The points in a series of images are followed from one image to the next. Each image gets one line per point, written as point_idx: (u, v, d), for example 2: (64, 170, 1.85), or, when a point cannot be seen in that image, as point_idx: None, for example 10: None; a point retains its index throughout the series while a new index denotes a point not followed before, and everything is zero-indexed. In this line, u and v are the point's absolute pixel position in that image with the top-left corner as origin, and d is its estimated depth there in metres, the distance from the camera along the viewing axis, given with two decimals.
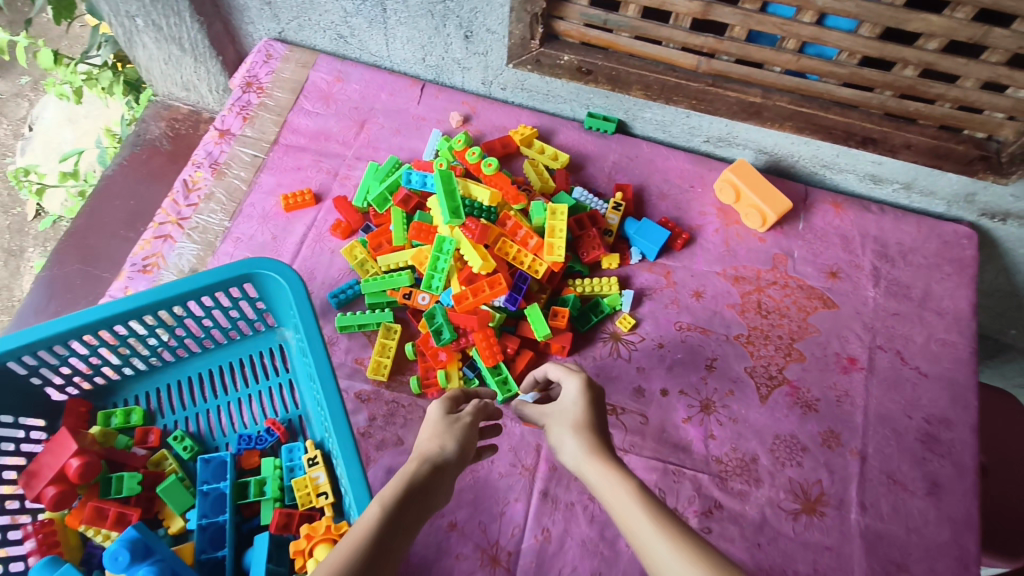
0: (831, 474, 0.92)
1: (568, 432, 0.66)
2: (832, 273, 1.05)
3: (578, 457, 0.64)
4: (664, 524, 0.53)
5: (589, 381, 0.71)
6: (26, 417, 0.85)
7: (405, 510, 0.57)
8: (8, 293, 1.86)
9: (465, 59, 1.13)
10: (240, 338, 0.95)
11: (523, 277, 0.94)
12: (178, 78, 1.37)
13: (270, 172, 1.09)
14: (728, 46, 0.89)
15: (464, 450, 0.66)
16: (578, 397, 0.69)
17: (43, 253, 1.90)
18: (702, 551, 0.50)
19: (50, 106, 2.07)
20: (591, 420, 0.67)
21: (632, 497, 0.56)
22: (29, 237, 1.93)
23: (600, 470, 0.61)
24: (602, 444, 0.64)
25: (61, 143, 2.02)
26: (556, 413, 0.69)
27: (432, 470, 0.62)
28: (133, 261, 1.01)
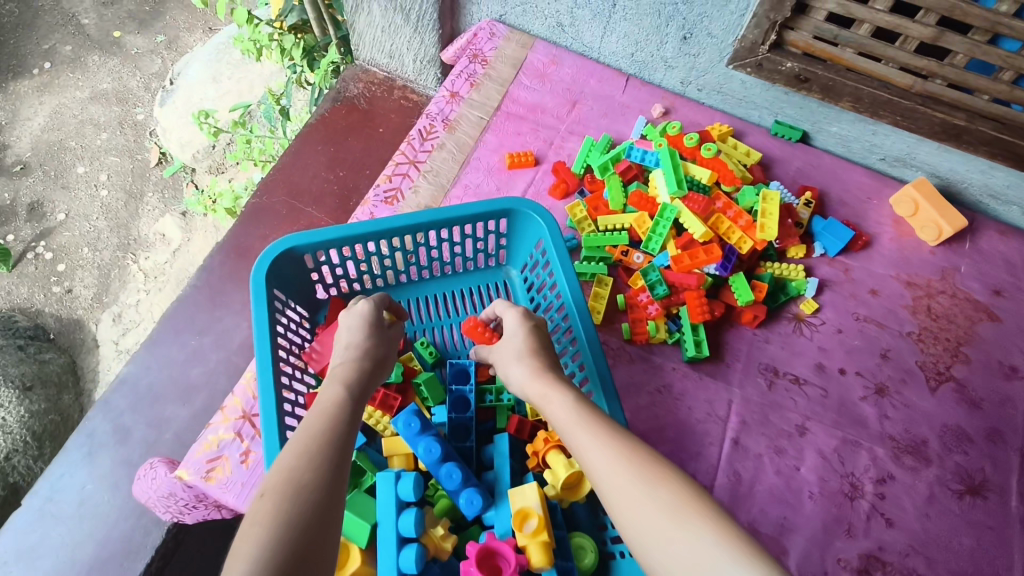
0: (995, 465, 1.01)
1: (516, 362, 0.82)
2: (997, 291, 1.14)
3: (525, 379, 0.80)
4: (601, 437, 0.68)
5: (528, 314, 0.88)
6: (297, 305, 0.97)
7: (356, 403, 0.72)
8: (126, 233, 2.01)
9: (673, 59, 1.26)
10: (473, 269, 1.07)
11: (732, 250, 1.05)
12: (387, 45, 1.52)
13: (493, 133, 1.23)
14: (947, 71, 1.00)
15: (387, 343, 0.83)
16: (522, 329, 0.85)
17: (163, 199, 2.05)
18: (635, 453, 0.65)
19: (195, 65, 2.20)
20: (534, 345, 0.83)
21: (574, 412, 0.72)
22: (150, 182, 2.08)
23: (543, 390, 0.77)
24: (543, 365, 0.80)
25: (203, 99, 2.14)
26: (506, 342, 0.86)
27: (365, 369, 0.77)
28: (377, 192, 1.15)
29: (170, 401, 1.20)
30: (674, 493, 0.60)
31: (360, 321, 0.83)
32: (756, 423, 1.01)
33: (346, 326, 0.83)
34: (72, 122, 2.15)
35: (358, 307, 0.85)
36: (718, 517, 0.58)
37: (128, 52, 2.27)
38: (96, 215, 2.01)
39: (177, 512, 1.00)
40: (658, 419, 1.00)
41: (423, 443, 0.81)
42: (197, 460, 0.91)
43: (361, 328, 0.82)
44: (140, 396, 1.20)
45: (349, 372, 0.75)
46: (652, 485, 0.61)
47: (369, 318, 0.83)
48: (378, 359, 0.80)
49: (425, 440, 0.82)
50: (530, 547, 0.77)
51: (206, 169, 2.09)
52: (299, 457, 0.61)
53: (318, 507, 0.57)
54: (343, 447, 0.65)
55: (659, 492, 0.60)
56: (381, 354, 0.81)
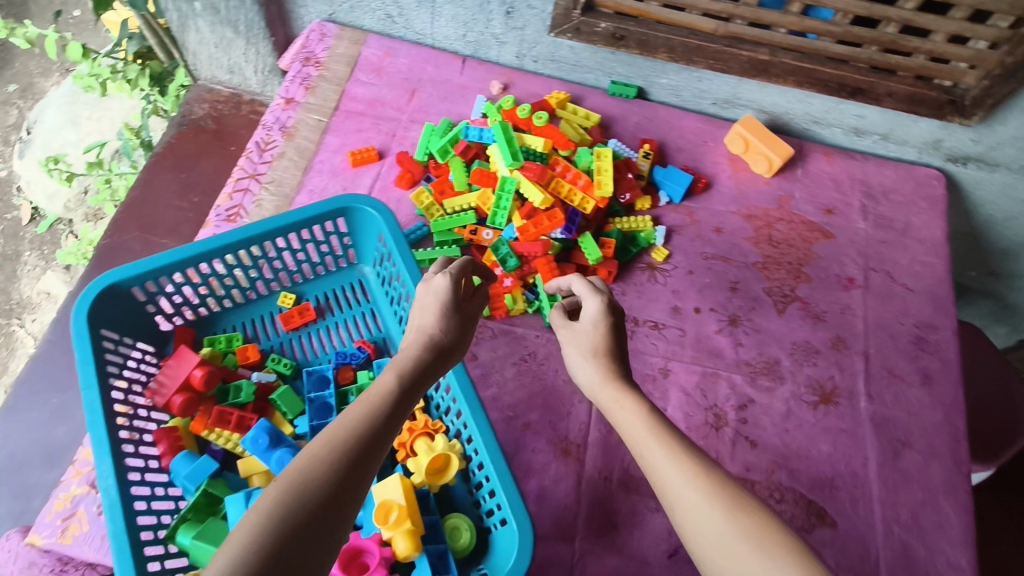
0: (841, 370, 1.09)
1: (583, 359, 0.79)
2: (829, 210, 1.22)
3: (595, 381, 0.77)
4: (676, 452, 0.65)
5: (609, 304, 0.81)
6: (139, 341, 0.95)
7: (407, 399, 0.64)
8: (6, 297, 1.88)
9: (503, 34, 1.27)
10: (325, 274, 1.06)
11: (575, 212, 1.08)
12: (224, 61, 1.48)
13: (334, 133, 1.21)
14: (743, 11, 1.05)
15: (459, 326, 0.75)
16: (600, 322, 0.79)
17: (41, 256, 1.93)
18: (715, 476, 0.62)
19: (50, 110, 2.07)
20: (611, 343, 0.79)
21: (643, 423, 0.69)
22: (24, 241, 1.96)
23: (614, 394, 0.74)
24: (616, 366, 0.77)
25: (63, 144, 2.02)
26: (579, 331, 0.81)
27: (426, 359, 0.69)
28: (218, 212, 1.12)
29: (37, 466, 1.13)
30: (760, 525, 0.58)
31: (437, 299, 0.75)
32: None
33: (422, 302, 0.76)
34: None
35: (438, 286, 0.76)
36: (803, 554, 0.56)
37: None
38: None
39: None
40: (526, 388, 1.03)
41: (276, 457, 0.81)
42: (50, 521, 0.89)
43: (436, 312, 0.74)
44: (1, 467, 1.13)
45: (409, 362, 0.68)
46: (734, 515, 0.59)
47: (448, 300, 0.75)
48: (446, 350, 0.72)
49: (279, 453, 0.82)
50: (396, 537, 0.78)
51: (83, 218, 1.99)
52: (321, 445, 0.56)
53: (329, 499, 0.53)
54: (377, 447, 0.59)
55: (743, 523, 0.58)
56: (450, 345, 0.73)
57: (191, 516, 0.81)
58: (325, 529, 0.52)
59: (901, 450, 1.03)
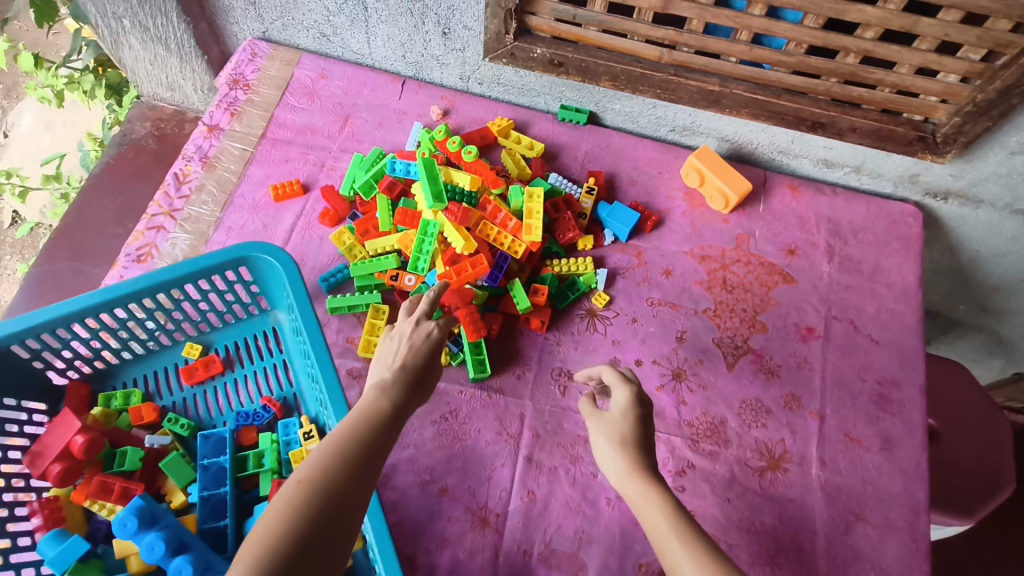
0: (793, 433, 0.99)
1: (609, 450, 0.74)
2: (791, 250, 1.12)
3: (620, 473, 0.71)
4: (701, 559, 0.59)
5: (638, 396, 0.77)
6: (28, 401, 0.89)
7: (394, 425, 0.66)
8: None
9: (443, 56, 1.18)
10: (234, 322, 0.99)
11: (504, 256, 1.00)
12: (163, 78, 1.41)
13: (259, 164, 1.14)
14: (687, 38, 0.95)
15: (429, 356, 0.75)
16: (629, 413, 0.75)
17: (22, 261, 1.88)
18: None
19: (28, 113, 2.05)
20: (638, 434, 0.74)
21: (666, 523, 0.63)
22: (7, 245, 1.91)
23: (638, 487, 0.68)
24: (644, 460, 0.72)
25: (38, 149, 2.00)
26: (607, 420, 0.76)
27: (408, 389, 0.69)
28: (128, 251, 1.05)
29: None
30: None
31: (419, 334, 0.75)
32: (550, 435, 0.97)
33: (397, 334, 0.76)
34: None
35: (424, 328, 0.76)
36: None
37: None
38: None
39: None
40: (445, 449, 0.95)
41: (146, 540, 0.75)
42: None
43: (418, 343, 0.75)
44: None
45: (399, 388, 0.69)
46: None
47: (435, 340, 0.75)
48: (420, 379, 0.72)
49: (149, 535, 0.76)
50: None
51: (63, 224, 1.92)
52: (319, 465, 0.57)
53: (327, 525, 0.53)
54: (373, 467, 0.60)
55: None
56: (422, 374, 0.73)
57: None
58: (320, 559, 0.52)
59: (854, 524, 0.94)
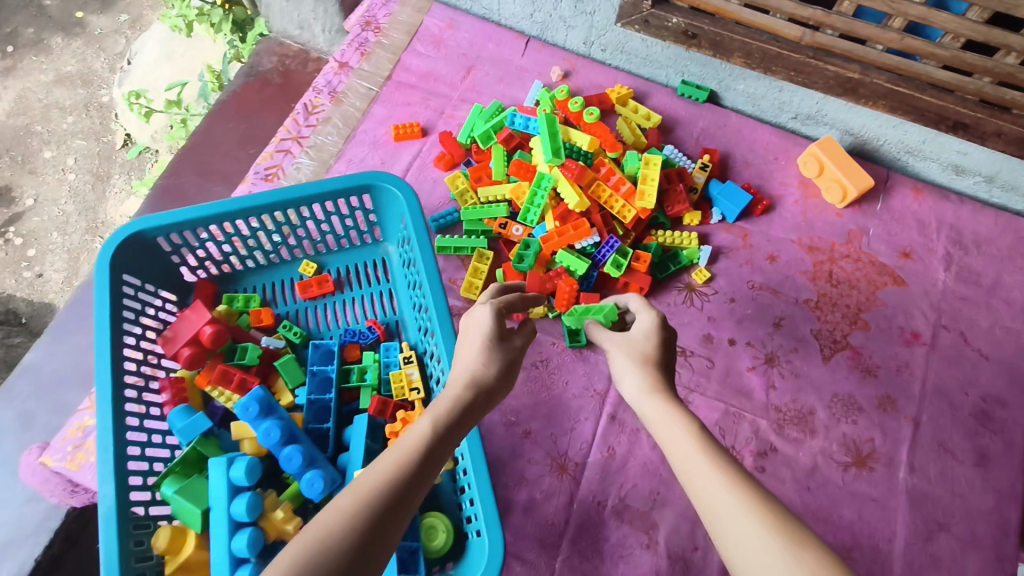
0: (884, 434, 0.97)
1: (626, 370, 0.71)
2: (905, 253, 1.09)
3: (639, 393, 0.68)
4: (729, 478, 0.54)
5: (663, 322, 0.75)
6: (163, 290, 0.96)
7: (443, 449, 0.58)
8: (93, 216, 2.01)
9: (571, 18, 1.19)
10: (348, 247, 1.04)
11: (613, 244, 1.01)
12: (295, 15, 1.50)
13: (382, 104, 1.18)
14: (835, 20, 0.93)
15: (504, 369, 0.69)
16: (653, 334, 0.73)
17: (129, 181, 2.04)
18: (765, 503, 0.51)
19: (149, 44, 2.15)
20: (661, 357, 0.71)
21: (690, 439, 0.59)
22: (116, 164, 2.07)
23: (660, 407, 0.64)
24: (660, 380, 0.68)
25: (157, 80, 2.06)
26: (628, 340, 0.74)
27: (467, 399, 0.64)
28: (257, 169, 1.13)
29: (74, 388, 1.23)
30: (824, 566, 0.46)
31: (483, 335, 0.71)
32: None
33: (467, 339, 0.72)
34: (37, 106, 2.13)
35: (481, 316, 0.73)
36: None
37: (92, 33, 2.24)
38: (64, 198, 2.01)
39: (62, 495, 1.03)
40: (533, 395, 0.97)
41: (263, 426, 0.80)
42: (62, 448, 0.94)
43: (479, 348, 0.70)
44: (43, 382, 1.23)
45: (447, 407, 0.62)
46: (794, 552, 0.47)
47: (491, 335, 0.71)
48: (491, 391, 0.67)
49: (267, 423, 0.81)
50: None
51: (166, 150, 2.05)
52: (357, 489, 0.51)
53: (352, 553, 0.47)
54: (417, 491, 0.54)
55: (805, 560, 0.46)
56: (496, 383, 0.67)
57: (178, 469, 0.81)
58: None
59: (936, 533, 0.91)
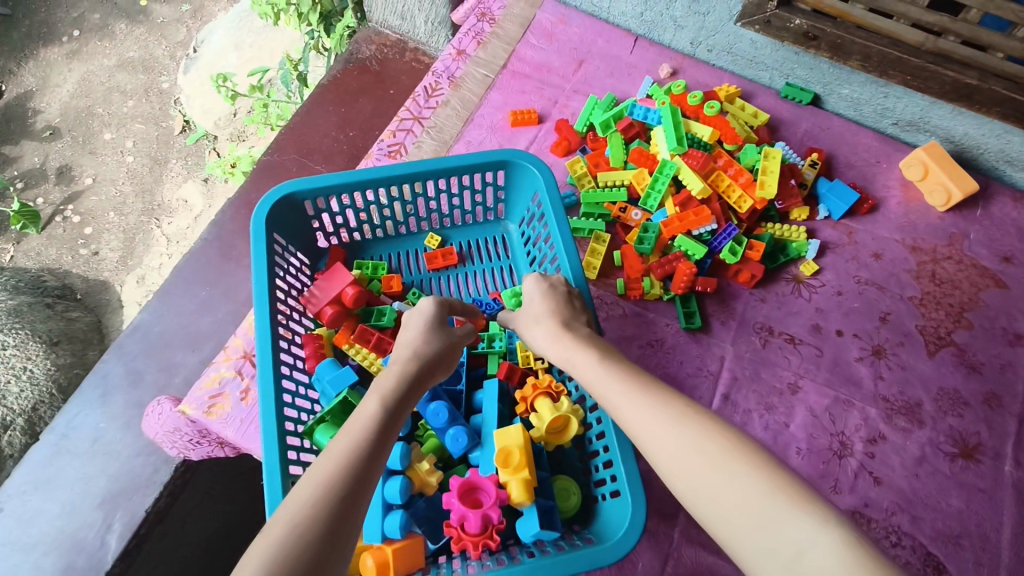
0: (990, 429, 1.00)
1: (535, 324, 0.83)
2: (1006, 258, 1.12)
3: (548, 341, 0.80)
4: (636, 391, 0.67)
5: (546, 279, 0.86)
6: (300, 252, 1.00)
7: (394, 419, 0.66)
8: (150, 198, 2.03)
9: (682, 18, 1.24)
10: (472, 223, 1.09)
11: (730, 232, 1.05)
12: (399, 6, 1.54)
13: (498, 91, 1.23)
14: (959, 27, 0.98)
15: (444, 349, 0.78)
16: (540, 293, 0.84)
17: (186, 166, 2.05)
18: (667, 401, 0.65)
19: (217, 33, 2.18)
20: (552, 306, 0.83)
21: (599, 368, 0.72)
22: (173, 150, 2.09)
23: (567, 348, 0.77)
24: (569, 324, 0.80)
25: (225, 67, 2.12)
26: (527, 308, 0.86)
27: (411, 373, 0.72)
28: (381, 146, 1.18)
29: (182, 347, 1.23)
30: (716, 441, 0.58)
31: (423, 320, 0.80)
32: (748, 380, 1.01)
33: (409, 324, 0.81)
34: (101, 89, 2.18)
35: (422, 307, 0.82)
36: (762, 463, 0.55)
37: (153, 22, 2.28)
38: (122, 180, 2.04)
39: (182, 447, 1.05)
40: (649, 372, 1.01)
41: None
42: (199, 396, 0.97)
43: (419, 328, 0.79)
44: (152, 342, 1.24)
45: (390, 383, 0.69)
46: (693, 438, 0.59)
47: (432, 319, 0.80)
48: (434, 364, 0.76)
49: None
50: (511, 483, 0.79)
51: (227, 136, 2.08)
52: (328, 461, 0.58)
53: (335, 509, 0.53)
54: (379, 459, 0.61)
55: (697, 439, 0.59)
56: (435, 359, 0.76)
57: (328, 419, 0.84)
58: (337, 542, 0.52)
59: None
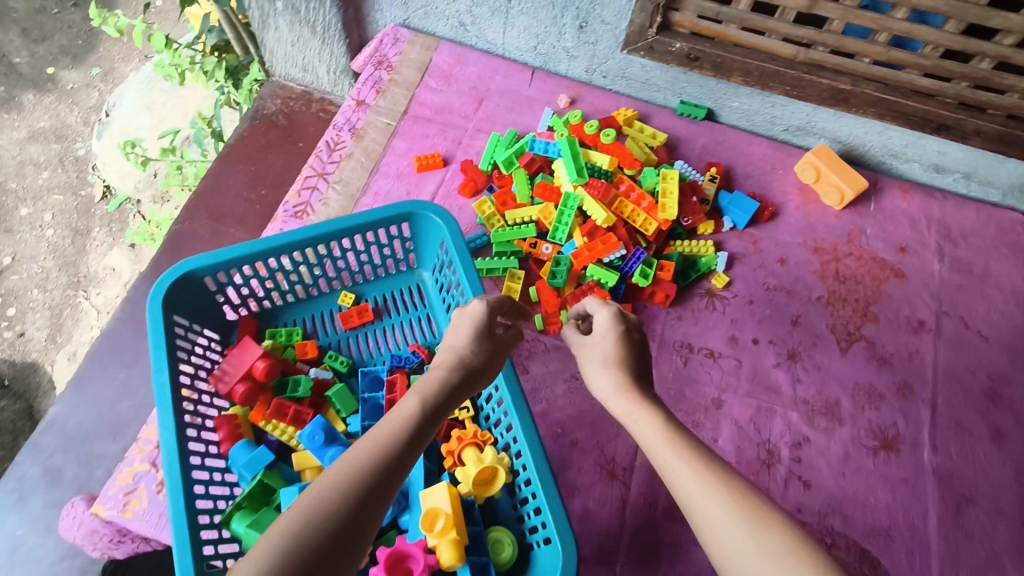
0: (906, 418, 1.04)
1: (599, 368, 0.80)
2: (902, 249, 1.18)
3: (608, 390, 0.77)
4: (693, 462, 0.64)
5: (619, 315, 0.85)
6: (206, 329, 0.97)
7: (430, 422, 0.67)
8: (75, 270, 1.95)
9: (574, 48, 1.26)
10: (385, 276, 1.07)
11: (639, 255, 1.06)
12: (299, 59, 1.52)
13: (402, 138, 1.23)
14: (827, 38, 1.01)
15: (486, 354, 0.79)
16: (609, 332, 0.83)
17: (110, 233, 1.99)
18: (734, 486, 0.61)
19: (127, 95, 2.11)
20: (619, 352, 0.80)
21: (662, 434, 0.69)
22: (95, 218, 2.02)
23: (626, 406, 0.74)
24: (630, 378, 0.78)
25: (138, 130, 2.04)
26: (593, 344, 0.84)
27: (452, 382, 0.73)
28: (287, 207, 1.15)
29: (103, 437, 1.17)
30: (787, 542, 0.56)
31: (471, 325, 0.80)
32: (673, 401, 1.03)
33: (456, 326, 0.81)
34: (12, 163, 2.07)
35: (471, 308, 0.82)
36: (835, 573, 0.53)
37: (64, 88, 2.19)
38: (44, 255, 1.95)
39: (104, 548, 0.99)
40: (576, 405, 1.01)
41: (330, 454, 0.83)
42: (113, 495, 0.92)
43: (469, 333, 0.79)
44: (70, 436, 1.17)
45: (432, 390, 0.70)
46: (761, 533, 0.57)
47: (481, 324, 0.80)
48: (474, 372, 0.76)
49: (333, 450, 0.84)
50: (440, 546, 0.78)
51: (150, 198, 2.03)
52: (357, 457, 0.59)
53: (349, 510, 0.55)
54: (408, 459, 0.62)
55: (764, 538, 0.56)
56: (478, 368, 0.77)
57: (246, 504, 0.81)
58: (344, 544, 0.53)
59: (965, 506, 0.98)
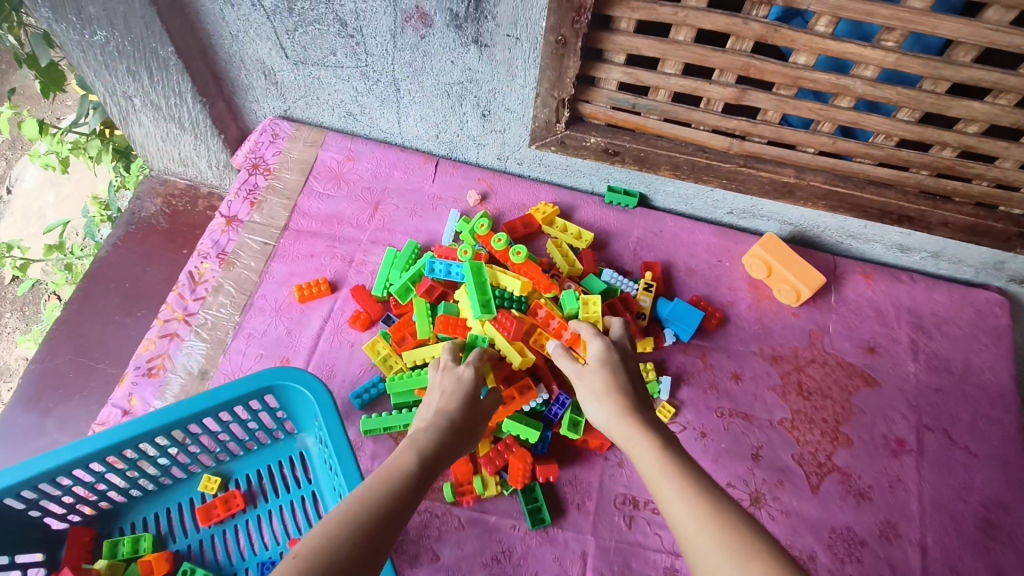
0: (894, 569, 0.87)
1: (596, 399, 0.70)
2: (870, 349, 1.02)
3: (610, 419, 0.67)
4: (684, 488, 0.54)
5: (612, 347, 0.75)
6: (21, 554, 0.76)
7: (427, 478, 0.59)
8: None
9: (481, 137, 1.08)
10: (256, 449, 0.89)
11: (563, 400, 0.91)
12: (175, 154, 1.29)
13: (281, 261, 1.04)
14: (761, 129, 0.86)
15: (471, 403, 0.71)
16: (604, 360, 0.73)
17: (23, 318, 1.67)
18: (724, 515, 0.51)
19: (33, 168, 1.85)
20: (619, 381, 0.70)
21: (659, 461, 0.59)
22: (6, 302, 1.68)
23: (628, 433, 0.64)
24: (632, 402, 0.68)
25: (44, 209, 1.80)
26: (586, 375, 0.73)
27: (447, 440, 0.65)
28: (137, 363, 0.95)
29: None
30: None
31: (456, 384, 0.73)
32: None
33: (440, 387, 0.73)
34: None
35: (457, 370, 0.75)
36: None
37: None
38: None
39: None
40: None
41: None
42: None
43: (456, 393, 0.71)
44: None
45: (430, 443, 0.63)
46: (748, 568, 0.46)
47: (467, 388, 0.72)
48: (464, 432, 0.68)
49: None
50: None
51: None
52: (349, 505, 0.52)
53: (345, 555, 0.47)
54: (404, 513, 0.54)
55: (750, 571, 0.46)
56: (465, 426, 0.68)
57: None
58: None
59: None
